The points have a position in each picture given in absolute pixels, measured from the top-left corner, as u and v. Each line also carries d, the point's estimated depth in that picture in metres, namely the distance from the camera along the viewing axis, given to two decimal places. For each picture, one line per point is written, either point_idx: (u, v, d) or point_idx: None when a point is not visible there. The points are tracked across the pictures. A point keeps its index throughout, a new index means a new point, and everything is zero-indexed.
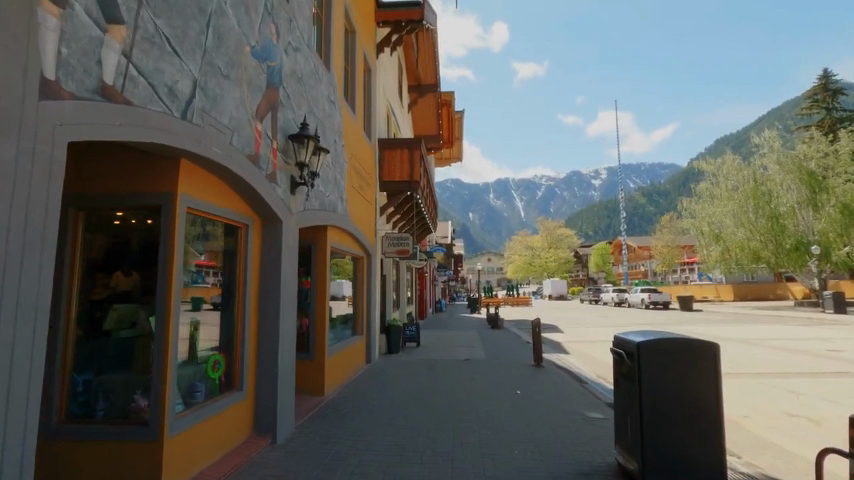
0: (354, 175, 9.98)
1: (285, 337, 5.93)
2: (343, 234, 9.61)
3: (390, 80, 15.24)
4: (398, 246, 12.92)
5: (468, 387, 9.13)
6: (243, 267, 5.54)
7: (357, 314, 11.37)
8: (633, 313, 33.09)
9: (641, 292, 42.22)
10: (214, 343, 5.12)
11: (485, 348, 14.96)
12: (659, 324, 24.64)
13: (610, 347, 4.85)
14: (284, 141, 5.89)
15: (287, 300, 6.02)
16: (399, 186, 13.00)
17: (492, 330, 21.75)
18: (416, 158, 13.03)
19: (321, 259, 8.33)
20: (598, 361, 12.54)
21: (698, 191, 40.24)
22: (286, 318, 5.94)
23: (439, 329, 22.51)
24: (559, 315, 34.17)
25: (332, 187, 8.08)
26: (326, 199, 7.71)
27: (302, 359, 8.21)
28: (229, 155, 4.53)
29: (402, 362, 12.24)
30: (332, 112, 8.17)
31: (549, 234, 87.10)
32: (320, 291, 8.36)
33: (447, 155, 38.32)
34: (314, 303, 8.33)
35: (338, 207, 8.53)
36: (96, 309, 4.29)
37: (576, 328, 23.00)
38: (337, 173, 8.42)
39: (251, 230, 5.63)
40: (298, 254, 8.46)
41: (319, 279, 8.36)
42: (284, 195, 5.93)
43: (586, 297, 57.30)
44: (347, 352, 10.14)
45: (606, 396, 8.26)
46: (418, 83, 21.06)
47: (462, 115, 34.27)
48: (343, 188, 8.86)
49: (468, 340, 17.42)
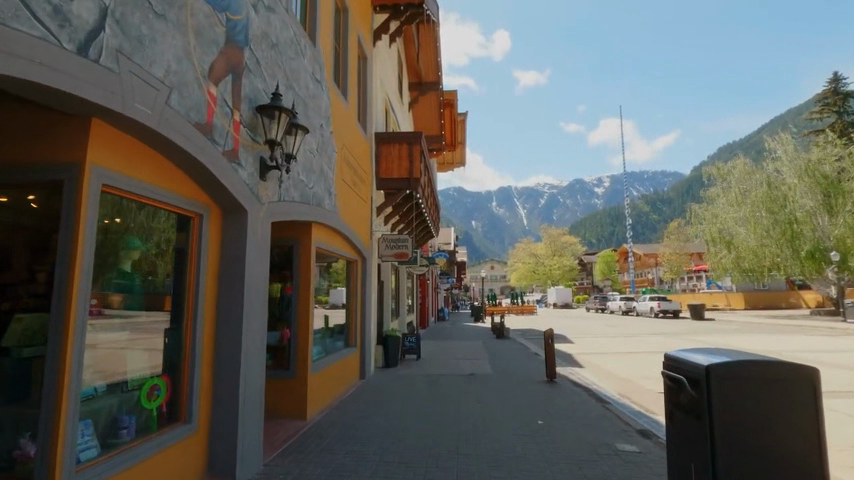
0: (345, 168, 8.92)
1: (252, 350, 4.85)
2: (331, 235, 8.52)
3: (388, 72, 14.29)
4: (395, 248, 11.60)
5: (473, 410, 7.95)
6: (194, 266, 4.45)
7: (350, 323, 10.25)
8: (643, 322, 31.78)
9: (650, 301, 40.86)
10: (151, 363, 4.07)
11: (492, 361, 13.79)
12: (673, 334, 23.31)
13: (666, 370, 3.72)
14: (250, 114, 4.84)
15: (254, 305, 4.94)
16: (398, 183, 11.92)
17: (498, 341, 20.58)
18: (416, 153, 11.96)
19: (303, 261, 7.26)
20: (615, 376, 11.34)
21: (709, 196, 38.81)
22: (252, 328, 4.86)
23: (442, 339, 21.34)
24: (566, 324, 32.89)
25: (316, 178, 7.03)
26: (308, 191, 6.66)
27: (281, 376, 7.09)
28: (163, 119, 3.47)
29: (399, 377, 11.07)
30: (316, 93, 7.14)
31: (553, 242, 85.87)
32: (303, 295, 7.27)
33: (449, 159, 37.53)
34: (296, 311, 7.27)
35: (325, 202, 7.49)
36: (7, 319, 3.32)
37: (586, 339, 21.77)
38: (324, 164, 7.40)
39: (205, 221, 4.55)
40: (279, 255, 7.41)
41: (301, 283, 7.27)
42: (251, 179, 4.86)
43: (592, 306, 55.81)
44: (337, 368, 9.00)
45: (635, 420, 7.10)
46: (419, 81, 20.19)
47: (465, 117, 33.27)
48: (331, 181, 7.82)
49: (472, 352, 16.26)
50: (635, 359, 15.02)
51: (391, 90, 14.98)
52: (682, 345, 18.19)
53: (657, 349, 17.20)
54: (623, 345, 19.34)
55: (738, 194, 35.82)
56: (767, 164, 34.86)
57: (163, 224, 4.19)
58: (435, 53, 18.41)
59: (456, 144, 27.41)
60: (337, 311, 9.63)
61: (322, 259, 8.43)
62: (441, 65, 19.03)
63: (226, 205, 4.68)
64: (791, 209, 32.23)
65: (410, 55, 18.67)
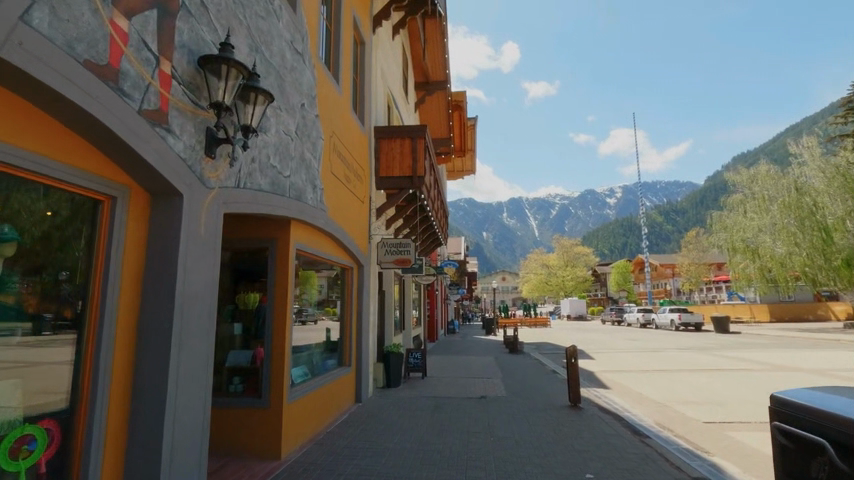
0: (337, 160, 7.75)
1: (187, 379, 3.64)
2: (320, 238, 7.32)
3: (391, 64, 13.24)
4: (396, 253, 10.28)
5: (483, 446, 6.61)
6: (103, 264, 3.25)
7: (343, 339, 9.03)
8: (666, 336, 29.88)
9: (671, 313, 38.92)
10: (27, 401, 2.88)
11: (506, 381, 12.41)
12: (700, 349, 21.52)
13: (796, 427, 2.44)
14: (190, 69, 3.69)
15: (193, 318, 3.73)
16: (400, 182, 10.74)
17: (512, 356, 19.14)
18: (420, 148, 10.74)
19: (280, 266, 6.07)
20: (647, 399, 9.90)
21: (731, 203, 36.89)
22: (188, 348, 3.65)
23: (451, 354, 19.95)
24: (582, 338, 31.19)
25: (294, 165, 5.86)
26: (282, 180, 5.50)
27: (251, 405, 5.86)
28: (16, 40, 2.33)
29: (400, 400, 9.78)
30: (296, 65, 5.99)
31: (566, 253, 83.94)
32: (280, 307, 6.02)
33: (459, 167, 36.48)
34: (270, 325, 6.03)
35: (307, 195, 6.33)
36: None
37: (606, 354, 20.16)
38: (305, 150, 6.23)
39: (122, 204, 3.38)
40: (254, 259, 6.27)
41: (277, 293, 6.04)
42: (190, 153, 3.70)
43: (609, 318, 53.70)
44: (325, 392, 7.72)
45: (686, 464, 5.76)
46: (426, 80, 19.18)
47: (475, 122, 32.16)
48: (316, 172, 6.66)
49: (484, 369, 14.89)
50: (665, 378, 13.48)
51: (395, 84, 13.92)
52: (715, 362, 16.50)
53: (687, 366, 15.59)
54: (648, 361, 17.70)
55: (763, 199, 33.88)
56: (792, 168, 32.51)
57: (62, 211, 3.08)
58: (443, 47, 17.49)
59: (466, 150, 26.30)
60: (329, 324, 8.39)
61: (308, 266, 7.23)
62: (449, 62, 18.04)
63: (152, 185, 3.51)
64: (822, 215, 30.14)
65: (416, 51, 17.71)
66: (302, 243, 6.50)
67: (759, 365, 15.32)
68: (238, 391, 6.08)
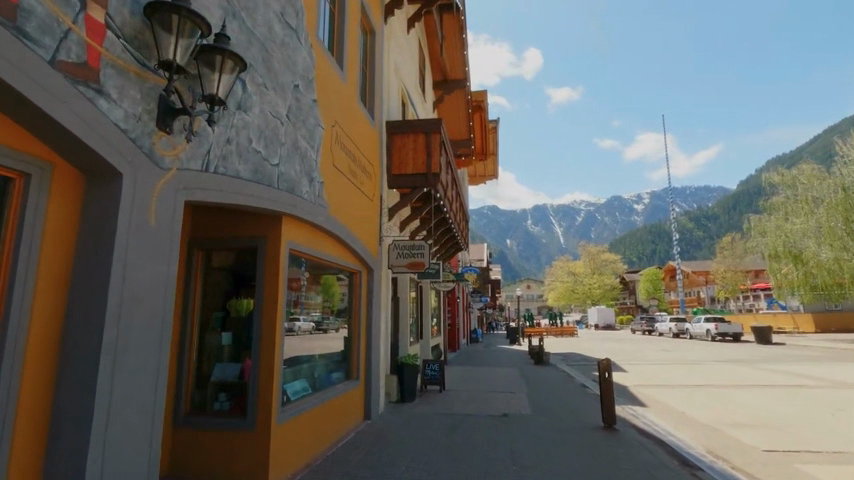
0: (340, 153, 7.03)
1: (126, 400, 2.94)
2: (321, 238, 6.58)
3: (406, 58, 12.56)
4: (410, 256, 9.50)
5: (505, 476, 5.71)
6: (9, 257, 2.56)
7: (351, 351, 8.26)
8: (702, 346, 28.05)
9: (707, 322, 36.85)
10: None
11: (531, 397, 11.43)
12: (742, 361, 19.91)
13: None
14: (133, 21, 2.99)
15: (137, 325, 3.02)
16: (413, 180, 9.99)
17: (537, 368, 18.07)
18: (435, 144, 9.98)
19: (270, 267, 5.33)
20: (692, 420, 8.79)
21: (771, 206, 34.58)
22: (126, 363, 2.94)
23: (473, 365, 18.99)
24: (612, 348, 29.64)
25: (284, 153, 5.14)
26: (268, 168, 4.78)
27: (235, 426, 5.14)
28: None
29: (415, 417, 8.95)
30: (287, 41, 5.31)
31: (592, 260, 81.63)
32: (269, 314, 5.26)
33: (480, 172, 35.65)
34: (259, 334, 5.28)
35: (302, 188, 5.61)
36: None
37: (639, 366, 18.82)
38: (298, 137, 5.53)
39: (40, 184, 2.69)
40: (244, 261, 5.57)
41: (267, 297, 5.30)
42: (133, 124, 3.00)
43: (639, 328, 51.48)
44: (328, 410, 6.95)
45: None
46: (444, 79, 18.48)
47: (496, 125, 31.31)
48: (314, 163, 5.95)
49: (507, 382, 13.91)
50: (708, 394, 12.22)
51: (410, 81, 13.24)
52: (762, 376, 15.06)
53: (731, 382, 14.22)
54: (686, 375, 16.36)
55: (806, 201, 31.82)
56: (838, 167, 30.47)
57: None
58: (461, 44, 16.81)
59: (486, 153, 25.47)
60: (331, 334, 7.55)
61: (308, 269, 6.49)
62: (467, 59, 17.30)
63: (82, 160, 2.82)
64: None
65: (433, 48, 17.06)
66: (297, 242, 5.75)
67: (814, 381, 13.83)
68: (224, 409, 5.37)
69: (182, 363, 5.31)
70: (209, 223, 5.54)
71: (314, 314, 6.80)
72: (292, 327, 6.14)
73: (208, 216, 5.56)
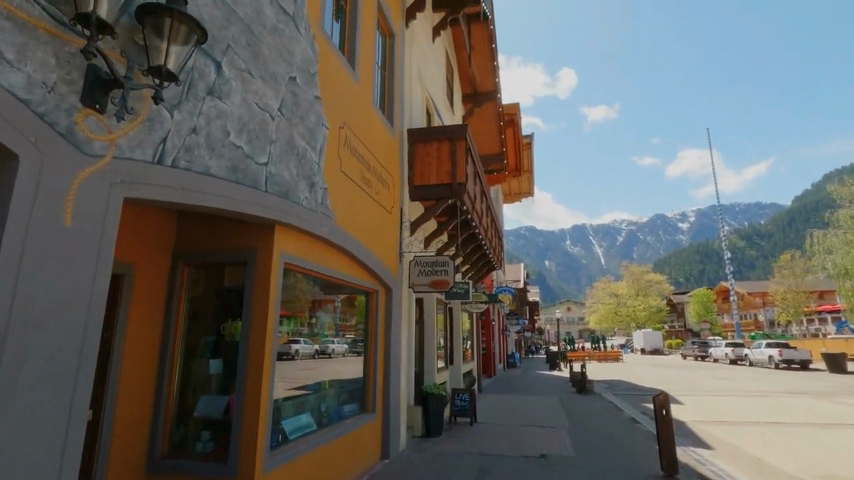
0: (349, 157, 6.35)
1: (11, 451, 2.21)
2: (327, 252, 5.85)
3: (431, 67, 11.96)
4: (432, 274, 8.57)
5: None
6: None
7: (367, 379, 7.40)
8: (767, 375, 25.23)
9: (769, 348, 33.59)
10: None
11: (573, 433, 10.12)
12: (819, 394, 17.52)
13: None
14: None
15: (33, 351, 2.31)
16: (436, 191, 9.20)
17: (580, 398, 16.54)
18: (460, 152, 9.16)
19: (260, 284, 4.58)
20: (772, 470, 7.31)
21: (836, 219, 31.10)
22: (14, 404, 2.22)
23: (509, 393, 17.68)
24: (663, 375, 27.26)
25: (273, 152, 4.43)
26: (252, 166, 4.08)
27: (214, 473, 4.34)
28: None
29: (440, 456, 7.92)
30: (281, 27, 4.66)
31: (637, 281, 77.84)
32: (257, 339, 4.49)
33: (515, 190, 34.70)
34: (244, 365, 4.48)
35: (299, 193, 4.90)
36: None
37: (697, 398, 16.88)
38: (294, 135, 4.84)
39: None
40: (233, 278, 4.82)
41: (255, 320, 4.53)
42: (43, 93, 2.35)
43: (690, 354, 47.81)
44: (335, 449, 6.07)
45: None
46: (474, 91, 17.88)
47: (531, 141, 30.34)
48: (315, 167, 5.24)
49: (547, 414, 12.57)
50: (785, 436, 10.47)
51: (436, 91, 12.59)
52: (847, 414, 12.95)
53: (811, 419, 12.26)
54: (753, 410, 14.37)
55: None
56: None
57: None
58: (490, 55, 16.15)
59: (520, 170, 24.52)
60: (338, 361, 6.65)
61: (311, 287, 5.73)
62: (497, 69, 16.63)
63: None
64: None
65: (461, 60, 16.47)
66: (294, 256, 5.00)
67: None
68: (206, 451, 4.59)
69: (159, 396, 4.60)
70: (194, 235, 4.91)
71: (347, 337, 6.96)
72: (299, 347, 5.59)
73: (194, 227, 4.93)
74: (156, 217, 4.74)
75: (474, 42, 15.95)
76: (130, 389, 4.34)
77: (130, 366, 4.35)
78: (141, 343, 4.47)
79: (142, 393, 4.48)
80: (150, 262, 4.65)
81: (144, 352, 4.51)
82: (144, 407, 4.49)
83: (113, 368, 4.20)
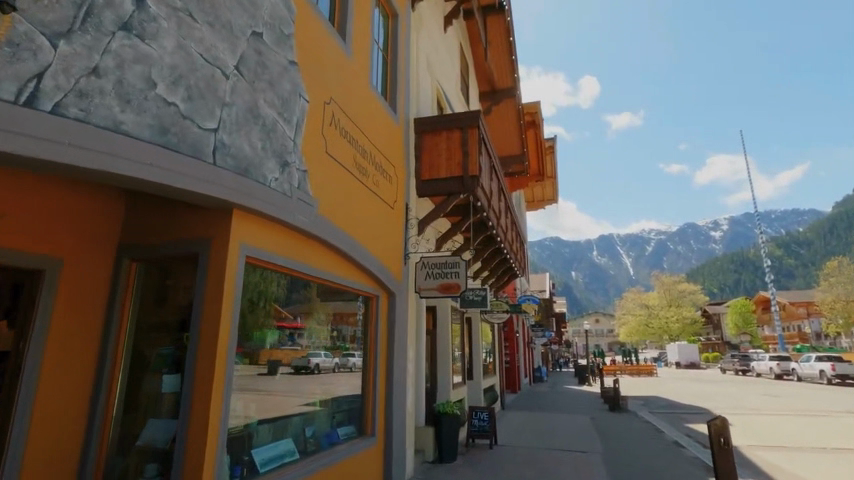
0: (339, 138, 5.46)
1: None
2: (308, 247, 4.95)
3: (442, 55, 11.11)
4: (440, 277, 7.44)
5: None
6: None
7: (366, 398, 6.44)
8: (821, 392, 23.05)
9: (820, 362, 31.01)
10: None
11: (608, 460, 8.86)
12: None
13: None
14: None
15: None
16: (447, 186, 8.25)
17: (613, 416, 15.15)
18: (472, 141, 8.19)
19: (212, 283, 3.70)
20: None
21: None
22: None
23: (535, 409, 16.41)
24: (704, 391, 25.30)
25: (225, 116, 3.57)
26: (192, 130, 3.25)
27: None
28: None
29: None
30: None
31: (669, 291, 74.69)
32: (206, 352, 3.59)
33: (538, 197, 33.48)
34: (190, 383, 3.56)
35: (266, 171, 4.02)
36: None
37: (746, 418, 15.20)
38: (260, 102, 4.00)
39: None
40: (183, 275, 3.96)
41: (205, 328, 3.63)
42: None
43: (730, 367, 44.87)
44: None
45: None
46: (492, 89, 16.98)
47: (553, 145, 29.15)
48: (288, 143, 4.37)
49: (577, 435, 11.30)
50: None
51: (449, 85, 11.75)
52: None
53: None
54: (814, 432, 12.69)
55: None
56: None
57: None
58: (507, 49, 15.27)
59: (543, 174, 23.38)
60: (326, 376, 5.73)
61: (282, 290, 4.71)
62: (516, 64, 15.72)
63: None
64: None
65: (478, 56, 15.61)
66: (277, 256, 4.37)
67: None
68: None
69: (94, 416, 3.75)
70: (143, 221, 4.09)
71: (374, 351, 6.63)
72: (314, 361, 5.52)
73: (142, 211, 4.12)
74: (95, 199, 3.96)
75: (490, 36, 15.11)
76: (50, 405, 3.51)
77: (51, 377, 3.54)
78: (70, 351, 3.66)
79: (70, 414, 3.63)
80: (86, 253, 3.85)
81: (74, 361, 3.69)
82: (73, 430, 3.65)
83: (26, 380, 3.37)
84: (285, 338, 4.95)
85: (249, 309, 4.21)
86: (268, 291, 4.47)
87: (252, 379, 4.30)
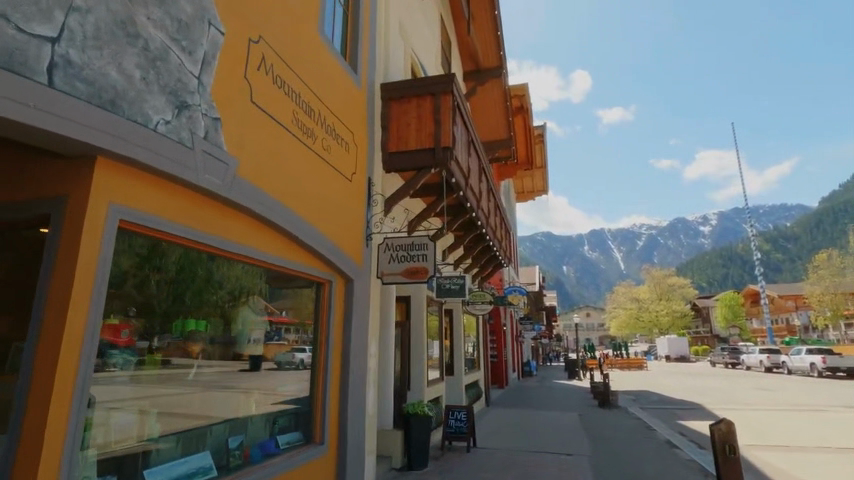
0: (271, 87, 4.50)
1: None
2: (228, 217, 4.03)
3: (418, 22, 10.14)
4: (406, 261, 6.54)
5: None
6: None
7: (313, 400, 5.51)
8: (813, 385, 22.56)
9: (810, 355, 30.66)
10: None
11: (594, 464, 8.05)
12: None
13: None
14: None
15: None
16: (416, 159, 7.33)
17: (602, 412, 14.43)
18: (445, 109, 7.25)
19: (64, 248, 2.76)
20: None
21: None
22: None
23: (521, 405, 15.65)
24: (695, 385, 24.73)
25: (73, 25, 2.63)
26: (5, 31, 2.31)
27: None
28: None
29: None
30: None
31: (659, 285, 74.64)
32: (50, 342, 2.64)
33: (529, 188, 32.69)
34: (23, 385, 2.61)
35: (148, 110, 3.09)
36: None
37: (741, 413, 14.53)
38: (138, 19, 3.06)
39: None
40: (36, 242, 2.98)
41: (50, 310, 2.69)
42: None
43: (719, 360, 44.56)
44: None
45: None
46: (476, 68, 15.96)
47: (543, 133, 28.27)
48: (188, 79, 3.43)
49: (562, 435, 10.52)
50: None
51: (427, 56, 10.79)
52: None
53: None
54: (812, 429, 12.04)
55: None
56: None
57: None
58: (492, 25, 14.31)
59: (532, 162, 22.54)
60: (249, 375, 4.89)
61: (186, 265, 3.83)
62: (502, 41, 14.74)
63: None
64: None
65: (461, 33, 14.71)
66: (225, 242, 3.99)
67: None
68: None
69: None
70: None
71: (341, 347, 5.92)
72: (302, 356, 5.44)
73: None
74: None
75: (473, 11, 14.17)
76: None
77: None
78: None
79: None
80: None
81: None
82: None
83: None
84: (273, 334, 5.12)
85: (126, 291, 3.30)
86: (214, 276, 4.18)
87: (154, 379, 3.81)
